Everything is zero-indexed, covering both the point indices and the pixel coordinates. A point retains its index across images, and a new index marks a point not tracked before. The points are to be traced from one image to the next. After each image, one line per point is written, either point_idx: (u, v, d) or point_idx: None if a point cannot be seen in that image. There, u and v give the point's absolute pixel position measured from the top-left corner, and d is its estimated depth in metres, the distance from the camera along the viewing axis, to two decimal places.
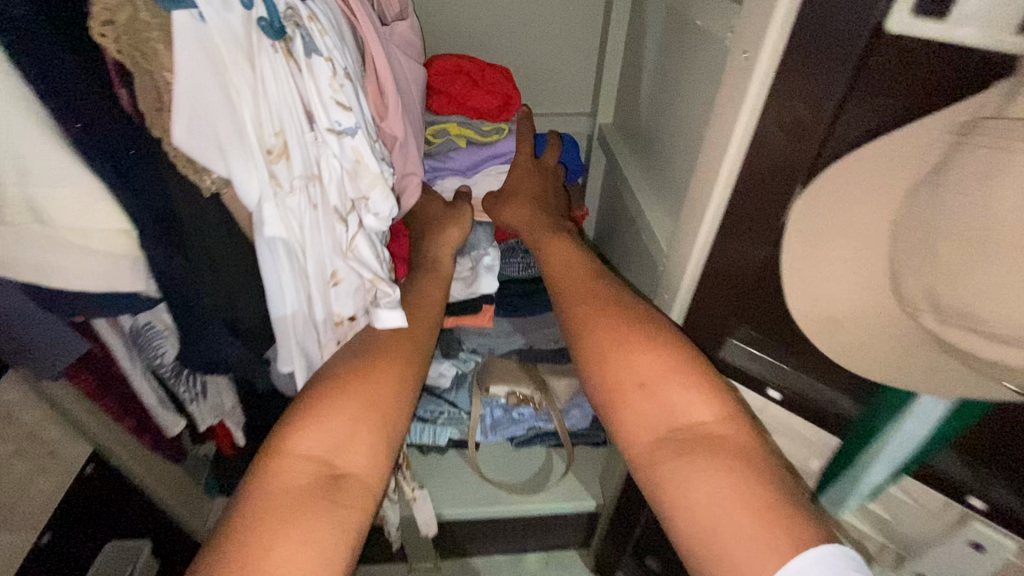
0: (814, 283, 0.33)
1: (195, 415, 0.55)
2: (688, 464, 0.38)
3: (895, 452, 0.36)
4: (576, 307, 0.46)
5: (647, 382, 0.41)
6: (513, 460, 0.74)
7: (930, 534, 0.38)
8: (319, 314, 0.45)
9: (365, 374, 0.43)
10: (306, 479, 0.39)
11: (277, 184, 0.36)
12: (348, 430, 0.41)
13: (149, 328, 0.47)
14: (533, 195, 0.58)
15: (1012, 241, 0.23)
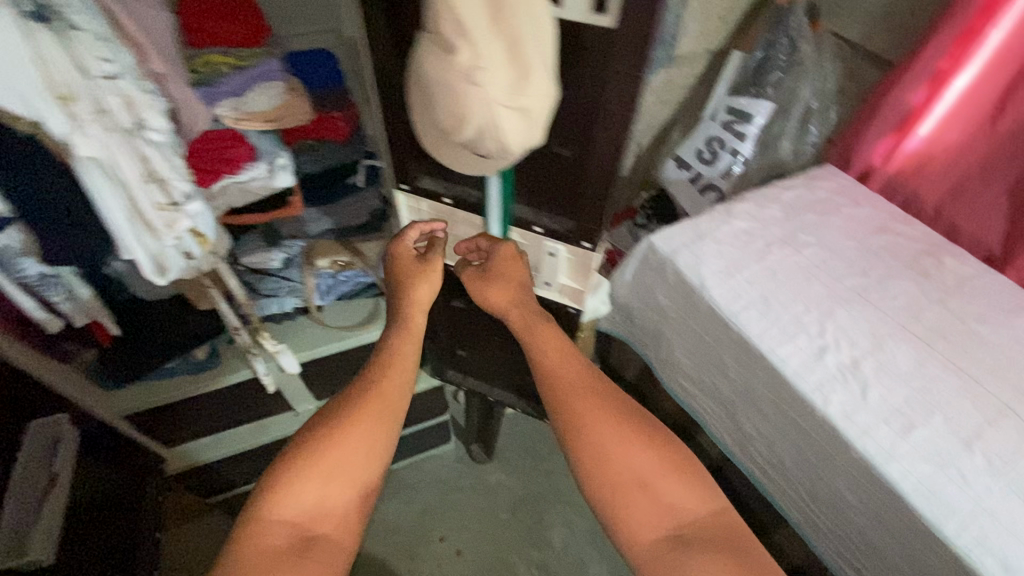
0: (419, 131, 0.57)
1: (69, 314, 0.76)
2: (677, 551, 0.61)
3: (495, 210, 0.70)
4: (588, 419, 0.68)
5: (646, 485, 0.65)
6: (347, 308, 1.03)
7: (536, 252, 0.77)
8: (146, 209, 0.63)
9: (343, 464, 0.65)
10: (289, 535, 0.61)
11: (75, 120, 0.54)
12: (323, 504, 0.63)
13: (6, 248, 0.66)
14: (513, 279, 0.75)
15: (449, 94, 0.43)
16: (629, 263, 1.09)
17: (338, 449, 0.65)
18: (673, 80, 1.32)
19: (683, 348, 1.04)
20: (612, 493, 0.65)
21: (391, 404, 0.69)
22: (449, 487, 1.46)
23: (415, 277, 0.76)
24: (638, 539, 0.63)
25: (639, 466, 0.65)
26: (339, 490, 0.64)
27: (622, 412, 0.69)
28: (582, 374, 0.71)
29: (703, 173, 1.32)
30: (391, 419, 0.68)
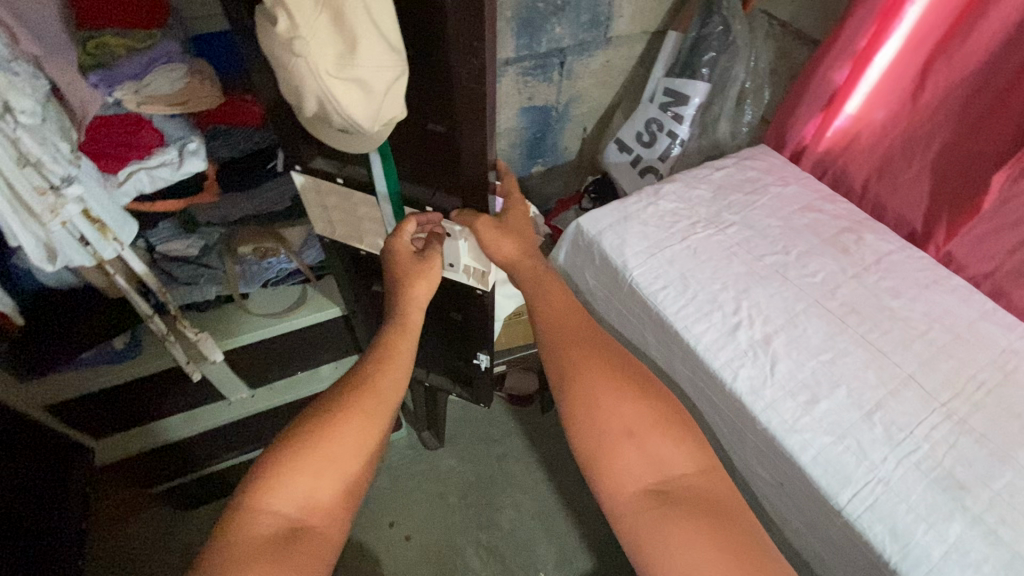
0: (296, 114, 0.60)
1: None
2: (664, 509, 0.57)
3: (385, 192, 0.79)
4: (577, 356, 0.67)
5: (633, 432, 0.61)
6: (274, 294, 1.02)
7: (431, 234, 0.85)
8: (25, 193, 0.62)
9: (331, 449, 0.59)
10: (275, 531, 0.55)
11: None
12: (308, 492, 0.58)
13: None
14: (523, 234, 0.76)
15: (298, 54, 0.48)
16: (560, 245, 1.09)
17: (338, 432, 0.60)
18: (612, 62, 1.32)
19: (612, 329, 1.05)
20: (598, 433, 0.62)
21: (383, 391, 0.64)
22: (400, 473, 1.46)
23: (415, 275, 0.74)
24: (623, 494, 0.60)
25: (628, 413, 0.63)
26: (331, 481, 0.59)
27: (621, 368, 0.66)
28: (575, 315, 0.71)
29: (642, 156, 1.32)
30: (388, 403, 0.64)
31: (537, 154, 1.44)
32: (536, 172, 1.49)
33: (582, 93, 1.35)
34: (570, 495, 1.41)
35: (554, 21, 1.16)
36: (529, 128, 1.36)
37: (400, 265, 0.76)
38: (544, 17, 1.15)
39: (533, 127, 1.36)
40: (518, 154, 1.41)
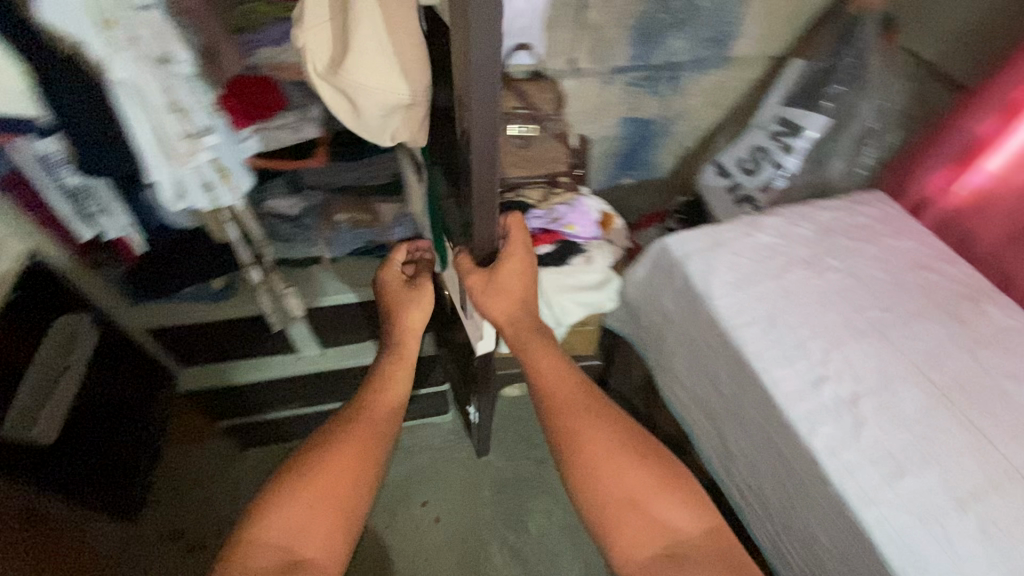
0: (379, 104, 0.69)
1: (104, 227, 0.81)
2: (675, 571, 0.62)
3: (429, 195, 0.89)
4: (574, 419, 0.72)
5: (636, 500, 0.67)
6: (358, 263, 1.06)
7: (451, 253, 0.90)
8: (170, 132, 0.69)
9: (324, 484, 0.67)
10: (273, 562, 0.61)
11: (111, 44, 0.59)
12: (303, 527, 0.64)
13: (51, 156, 0.70)
14: (511, 292, 0.77)
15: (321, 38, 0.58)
16: (642, 262, 1.06)
17: (333, 471, 0.68)
18: (725, 83, 1.27)
19: (681, 356, 1.01)
20: (598, 495, 0.68)
21: (374, 423, 0.73)
22: (439, 456, 1.48)
23: (411, 301, 0.83)
24: (632, 560, 0.65)
25: (629, 481, 0.68)
26: (326, 516, 0.65)
27: (616, 430, 0.72)
28: (569, 376, 0.76)
29: (743, 184, 1.25)
30: (381, 441, 0.72)
31: (629, 165, 1.42)
32: (625, 184, 1.46)
33: (688, 110, 1.31)
34: None
35: (673, 34, 1.13)
36: (627, 138, 1.34)
37: (390, 296, 0.84)
38: (664, 29, 1.12)
39: (631, 138, 1.34)
40: (610, 163, 1.39)
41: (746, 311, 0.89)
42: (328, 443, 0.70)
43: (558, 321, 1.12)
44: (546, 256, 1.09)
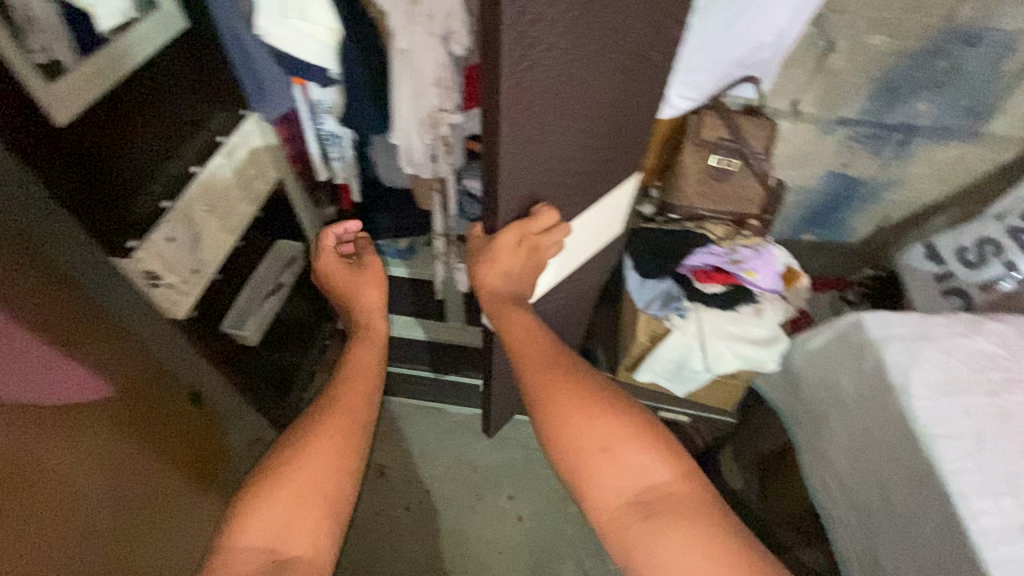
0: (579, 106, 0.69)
1: (337, 171, 0.90)
2: (647, 524, 0.57)
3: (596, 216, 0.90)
4: (543, 379, 0.66)
5: (607, 446, 0.60)
6: None
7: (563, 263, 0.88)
8: (424, 108, 0.74)
9: (294, 479, 0.58)
10: (260, 564, 0.54)
11: (410, 17, 0.65)
12: (287, 520, 0.56)
13: (320, 104, 0.80)
14: (501, 263, 0.72)
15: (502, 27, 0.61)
16: (823, 330, 0.98)
17: (311, 456, 0.59)
18: (964, 159, 1.12)
19: (845, 445, 0.92)
20: (574, 445, 0.62)
21: (347, 403, 0.65)
22: (536, 456, 1.48)
23: (361, 283, 0.77)
24: (606, 507, 0.59)
25: (601, 430, 0.61)
26: (306, 504, 0.57)
27: (586, 380, 0.67)
28: (536, 330, 0.71)
29: (957, 274, 1.10)
30: (353, 430, 0.63)
31: (818, 222, 1.31)
32: (806, 240, 1.36)
33: (908, 179, 1.18)
34: None
35: (922, 95, 1.03)
36: (827, 193, 1.23)
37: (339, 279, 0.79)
38: (914, 88, 1.02)
39: (831, 194, 1.24)
40: (797, 215, 1.30)
41: (951, 422, 0.78)
42: (293, 429, 0.63)
43: (708, 367, 1.05)
44: (715, 296, 1.04)
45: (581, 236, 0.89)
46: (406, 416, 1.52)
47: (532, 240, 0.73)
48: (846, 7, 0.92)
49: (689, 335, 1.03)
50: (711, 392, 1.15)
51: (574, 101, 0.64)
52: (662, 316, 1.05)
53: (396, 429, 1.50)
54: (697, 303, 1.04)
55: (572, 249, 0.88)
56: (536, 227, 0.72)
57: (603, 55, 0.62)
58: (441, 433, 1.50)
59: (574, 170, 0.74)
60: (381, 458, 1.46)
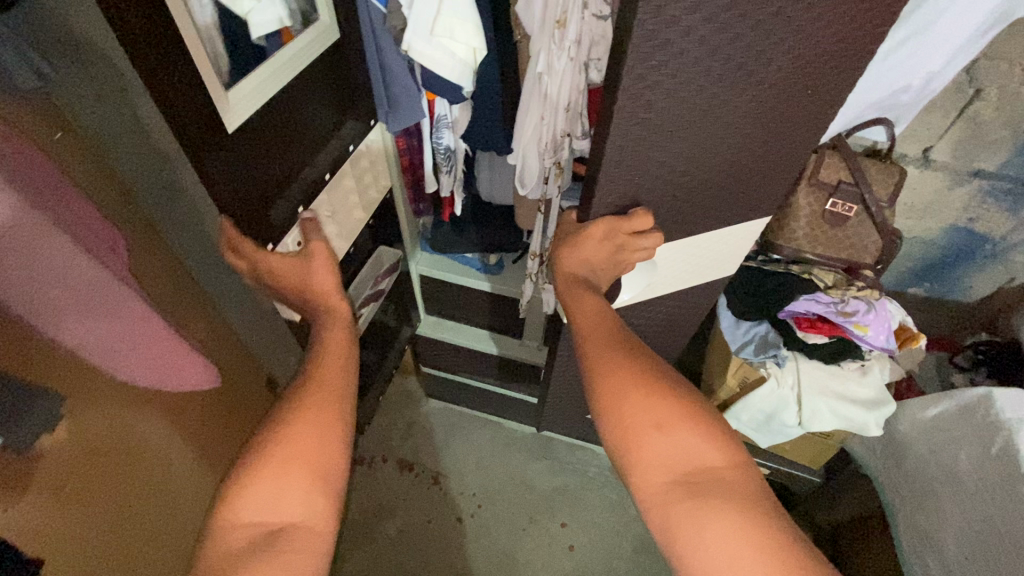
0: (720, 146, 0.65)
1: (443, 182, 0.94)
2: (698, 504, 0.55)
3: (712, 245, 0.81)
4: (596, 360, 0.64)
5: (660, 425, 0.59)
6: None
7: (649, 278, 0.83)
8: (552, 132, 0.72)
9: (285, 449, 0.52)
10: (250, 537, 0.49)
11: (554, 41, 0.63)
12: (280, 492, 0.51)
13: (442, 117, 0.86)
14: (583, 253, 0.70)
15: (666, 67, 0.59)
16: (939, 402, 0.92)
17: (299, 427, 0.54)
18: None
19: (957, 531, 0.83)
20: (621, 426, 0.60)
21: (330, 379, 0.58)
22: (592, 485, 1.44)
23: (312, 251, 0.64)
24: (651, 481, 0.59)
25: (657, 409, 0.60)
26: (298, 477, 0.52)
27: (633, 358, 0.64)
28: (604, 314, 0.67)
29: None
30: (340, 406, 0.57)
31: (930, 277, 1.21)
32: (912, 295, 1.26)
33: None
34: None
35: None
36: (946, 247, 1.14)
37: (315, 285, 0.64)
38: None
39: (951, 250, 1.14)
40: (907, 268, 1.21)
41: None
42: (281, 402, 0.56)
43: (802, 423, 0.99)
44: (818, 347, 0.98)
45: (687, 271, 0.85)
46: (465, 427, 1.52)
47: (623, 240, 0.69)
48: (1001, 54, 0.85)
49: (784, 386, 0.98)
50: (798, 449, 1.08)
51: (710, 126, 0.61)
52: (757, 362, 1.01)
53: (454, 439, 1.50)
54: (796, 351, 1.00)
55: (668, 274, 0.84)
56: (628, 228, 0.68)
57: (759, 98, 0.60)
58: (498, 449, 1.49)
59: (696, 203, 0.72)
60: (437, 466, 1.45)
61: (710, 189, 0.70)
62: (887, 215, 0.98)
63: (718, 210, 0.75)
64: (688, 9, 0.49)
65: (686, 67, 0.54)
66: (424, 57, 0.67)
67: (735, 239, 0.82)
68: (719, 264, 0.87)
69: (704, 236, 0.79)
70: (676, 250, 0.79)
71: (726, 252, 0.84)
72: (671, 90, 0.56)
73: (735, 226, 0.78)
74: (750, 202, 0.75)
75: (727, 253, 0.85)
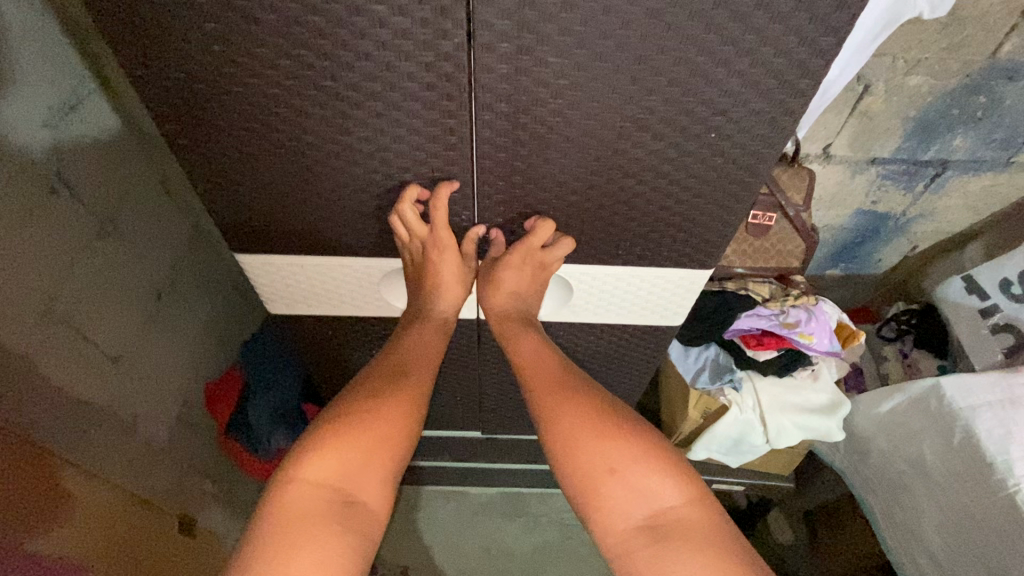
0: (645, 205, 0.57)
1: None
2: (657, 547, 0.53)
3: (645, 282, 0.66)
4: (552, 400, 0.61)
5: (615, 469, 0.57)
6: None
7: (559, 303, 0.71)
8: None
9: (352, 422, 0.57)
10: (308, 501, 0.53)
11: None
12: (350, 464, 0.56)
13: None
14: (507, 288, 0.65)
15: None
16: (891, 395, 0.92)
17: (367, 412, 0.58)
18: (995, 188, 1.08)
19: (937, 524, 0.84)
20: (585, 473, 0.58)
21: (403, 368, 0.63)
22: (572, 534, 1.35)
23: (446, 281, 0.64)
24: (615, 526, 0.56)
25: (616, 449, 0.58)
26: (359, 455, 0.56)
27: (594, 395, 0.62)
28: (550, 354, 0.65)
29: (1001, 308, 1.05)
30: (409, 387, 0.62)
31: (844, 258, 1.25)
32: (831, 276, 1.29)
33: (938, 211, 1.13)
34: None
35: (957, 131, 0.97)
36: (854, 229, 1.17)
37: (441, 275, 0.63)
38: (950, 124, 0.96)
39: (860, 230, 1.18)
40: (823, 253, 1.24)
41: None
42: (350, 391, 0.61)
43: (770, 440, 0.96)
44: (769, 363, 0.96)
45: (619, 310, 0.71)
46: (425, 506, 1.38)
47: (539, 259, 0.60)
48: (883, 50, 0.86)
49: (746, 410, 0.95)
50: (768, 460, 1.07)
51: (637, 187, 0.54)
52: (716, 391, 0.97)
53: (417, 523, 1.35)
54: (750, 372, 0.97)
55: (588, 307, 0.71)
56: (539, 246, 0.59)
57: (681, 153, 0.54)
58: (466, 520, 1.36)
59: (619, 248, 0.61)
60: (403, 559, 1.31)
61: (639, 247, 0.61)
62: (807, 218, 0.98)
63: (649, 247, 0.61)
64: (560, 55, 0.44)
65: (585, 124, 0.48)
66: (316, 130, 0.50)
67: (675, 280, 0.66)
68: (660, 312, 0.71)
69: (629, 269, 0.64)
70: (597, 280, 0.67)
71: (664, 298, 0.69)
72: (571, 145, 0.50)
73: (669, 270, 0.64)
74: (680, 257, 0.62)
75: (672, 304, 0.70)
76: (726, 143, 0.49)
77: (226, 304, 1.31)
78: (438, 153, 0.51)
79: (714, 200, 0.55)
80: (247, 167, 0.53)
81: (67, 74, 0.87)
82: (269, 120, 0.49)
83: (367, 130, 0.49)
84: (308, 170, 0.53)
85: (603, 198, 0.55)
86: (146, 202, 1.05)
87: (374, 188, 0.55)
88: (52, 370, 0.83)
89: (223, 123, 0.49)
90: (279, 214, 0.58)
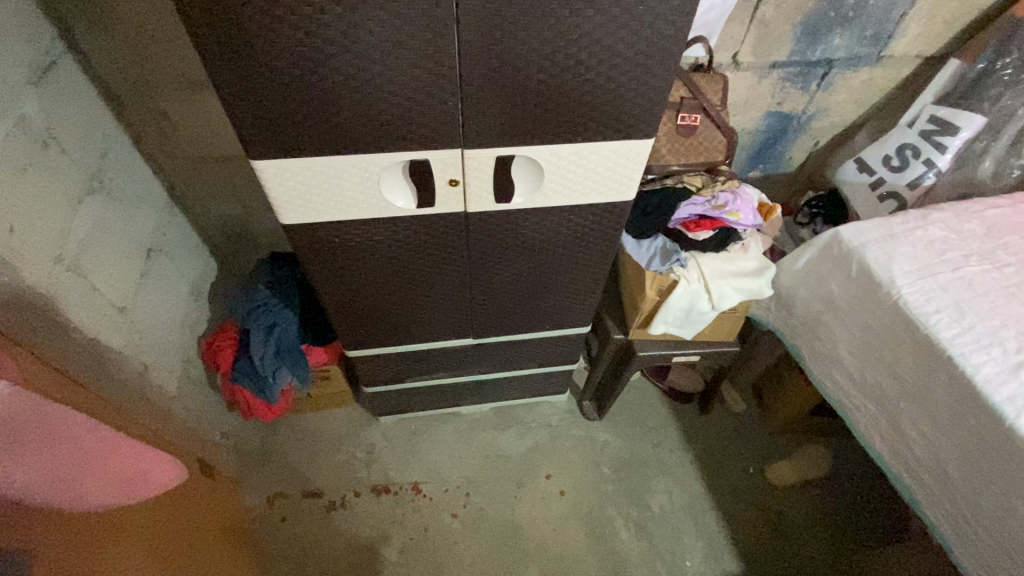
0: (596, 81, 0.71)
1: None
2: None
3: (602, 158, 0.80)
4: None
5: None
6: None
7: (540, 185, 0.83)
8: None
9: None
10: None
11: None
12: None
13: None
14: None
15: None
16: (804, 251, 1.11)
17: None
18: (874, 80, 1.30)
19: (849, 346, 1.05)
20: None
21: None
22: (559, 433, 1.51)
23: None
24: None
25: None
26: None
27: None
28: None
29: (886, 180, 1.29)
30: None
31: (762, 159, 1.45)
32: (752, 177, 1.49)
33: (831, 106, 1.34)
34: (722, 495, 1.39)
35: (838, 30, 1.17)
36: (768, 130, 1.37)
37: None
38: (832, 24, 1.16)
39: (772, 131, 1.37)
40: (744, 155, 1.43)
41: (932, 297, 0.94)
42: None
43: (716, 306, 1.14)
44: (707, 241, 1.13)
45: (583, 190, 0.85)
46: (425, 430, 1.51)
47: None
48: None
49: (693, 281, 1.12)
50: (715, 328, 1.26)
51: (588, 63, 0.68)
52: (666, 270, 1.13)
53: (420, 445, 1.48)
54: (692, 250, 1.13)
55: (560, 189, 0.84)
56: None
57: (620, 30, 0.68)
58: (464, 435, 1.50)
59: (580, 123, 0.75)
60: (411, 476, 1.43)
61: (596, 121, 0.75)
62: (724, 114, 1.15)
63: (603, 124, 0.75)
64: None
65: (544, 4, 0.61)
66: (328, 27, 0.60)
67: (626, 152, 0.80)
68: (616, 186, 0.85)
69: (588, 146, 0.78)
70: (564, 162, 0.80)
71: (617, 172, 0.83)
72: (533, 27, 0.63)
73: (617, 142, 0.78)
74: (627, 127, 0.76)
75: (627, 179, 0.84)
76: (653, 15, 0.64)
77: (207, 263, 1.37)
78: (427, 42, 0.63)
79: (648, 68, 0.69)
80: (267, 67, 0.63)
81: (41, 32, 0.91)
82: (292, 19, 0.59)
83: (371, 23, 0.60)
84: (323, 66, 0.63)
85: (564, 74, 0.68)
86: (120, 159, 1.08)
87: (373, 80, 0.66)
88: (68, 311, 0.89)
89: (253, 25, 0.59)
90: (294, 113, 0.68)
